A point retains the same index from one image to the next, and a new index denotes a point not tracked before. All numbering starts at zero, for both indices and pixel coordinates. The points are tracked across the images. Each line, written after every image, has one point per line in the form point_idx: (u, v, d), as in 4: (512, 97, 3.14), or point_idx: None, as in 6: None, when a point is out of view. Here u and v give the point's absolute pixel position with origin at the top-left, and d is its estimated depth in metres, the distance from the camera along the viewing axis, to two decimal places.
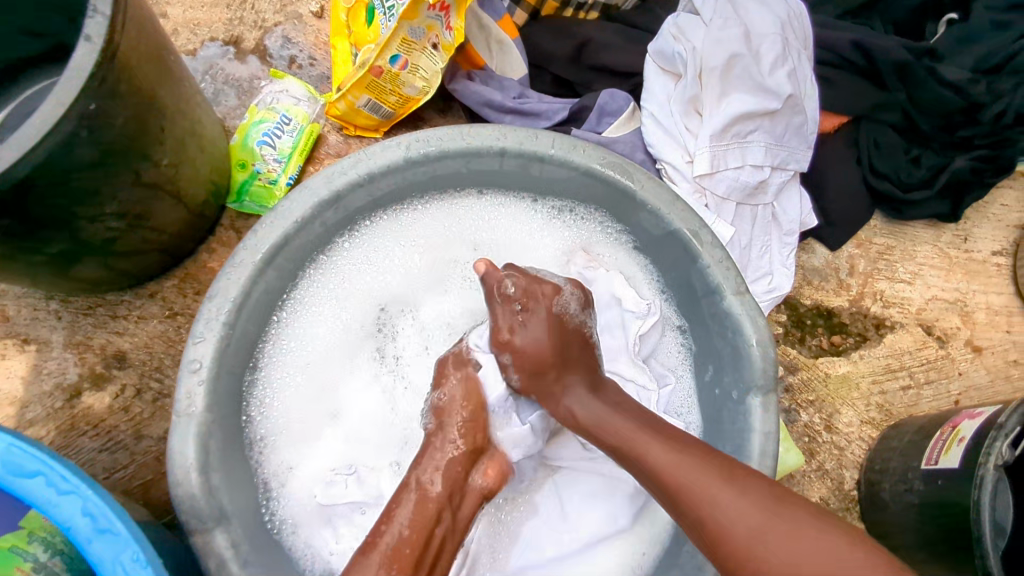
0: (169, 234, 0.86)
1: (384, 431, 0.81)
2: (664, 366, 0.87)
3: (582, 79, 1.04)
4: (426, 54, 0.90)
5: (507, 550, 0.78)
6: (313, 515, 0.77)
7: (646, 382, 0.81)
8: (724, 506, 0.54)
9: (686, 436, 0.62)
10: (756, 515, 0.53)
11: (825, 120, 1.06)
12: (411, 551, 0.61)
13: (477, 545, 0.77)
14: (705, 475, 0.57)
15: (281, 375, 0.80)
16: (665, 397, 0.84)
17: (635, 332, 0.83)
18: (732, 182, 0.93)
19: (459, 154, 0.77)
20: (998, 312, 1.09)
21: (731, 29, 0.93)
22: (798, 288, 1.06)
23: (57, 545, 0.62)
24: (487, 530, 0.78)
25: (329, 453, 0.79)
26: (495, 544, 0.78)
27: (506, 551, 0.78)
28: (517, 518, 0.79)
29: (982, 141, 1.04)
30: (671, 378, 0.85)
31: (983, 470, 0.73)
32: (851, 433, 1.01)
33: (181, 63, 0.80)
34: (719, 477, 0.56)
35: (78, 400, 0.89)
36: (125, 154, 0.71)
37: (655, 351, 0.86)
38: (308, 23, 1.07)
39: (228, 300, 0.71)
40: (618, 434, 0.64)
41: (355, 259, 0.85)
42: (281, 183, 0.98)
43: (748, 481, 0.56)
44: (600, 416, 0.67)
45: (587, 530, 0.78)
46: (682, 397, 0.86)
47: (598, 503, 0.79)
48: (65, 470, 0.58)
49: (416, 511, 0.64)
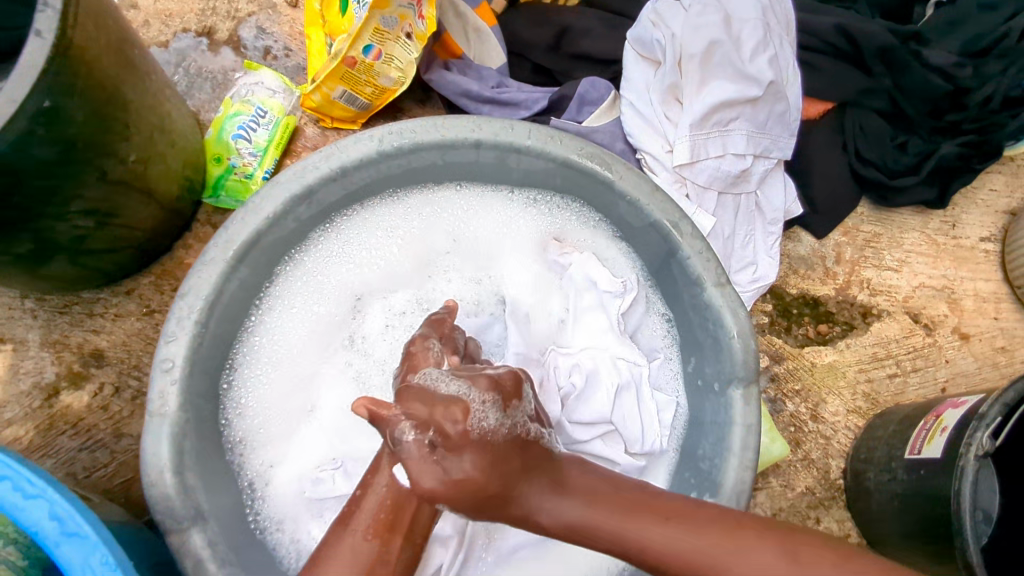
0: (142, 231, 0.85)
1: (368, 426, 0.80)
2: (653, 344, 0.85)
3: (562, 67, 1.02)
4: (400, 43, 0.89)
5: (501, 529, 0.75)
6: (298, 509, 0.76)
7: (634, 358, 0.80)
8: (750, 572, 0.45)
9: (656, 497, 0.50)
10: (778, 572, 0.45)
11: (809, 107, 1.05)
12: (388, 515, 0.53)
13: (472, 528, 0.74)
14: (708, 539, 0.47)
15: (259, 372, 0.79)
16: (653, 373, 0.83)
17: (617, 311, 0.82)
18: (713, 172, 0.92)
19: (434, 146, 0.75)
20: (986, 298, 1.08)
21: (710, 15, 0.92)
22: (784, 277, 1.05)
23: (10, 534, 0.61)
24: (482, 510, 0.76)
25: (312, 451, 0.79)
26: (489, 526, 0.76)
27: (501, 532, 0.75)
28: None
29: (970, 125, 1.02)
30: (659, 353, 0.84)
31: (964, 460, 0.73)
32: (837, 422, 1.01)
33: (147, 56, 0.78)
34: (720, 541, 0.47)
35: (56, 399, 0.88)
36: (88, 150, 0.70)
37: (638, 330, 0.85)
38: (282, 13, 1.05)
39: (200, 298, 0.69)
40: (594, 525, 0.50)
41: (331, 255, 0.83)
42: (257, 176, 0.96)
43: (765, 538, 0.46)
44: (579, 510, 0.50)
45: None
46: (671, 375, 0.84)
47: None
48: (31, 473, 0.56)
49: (398, 482, 0.58)
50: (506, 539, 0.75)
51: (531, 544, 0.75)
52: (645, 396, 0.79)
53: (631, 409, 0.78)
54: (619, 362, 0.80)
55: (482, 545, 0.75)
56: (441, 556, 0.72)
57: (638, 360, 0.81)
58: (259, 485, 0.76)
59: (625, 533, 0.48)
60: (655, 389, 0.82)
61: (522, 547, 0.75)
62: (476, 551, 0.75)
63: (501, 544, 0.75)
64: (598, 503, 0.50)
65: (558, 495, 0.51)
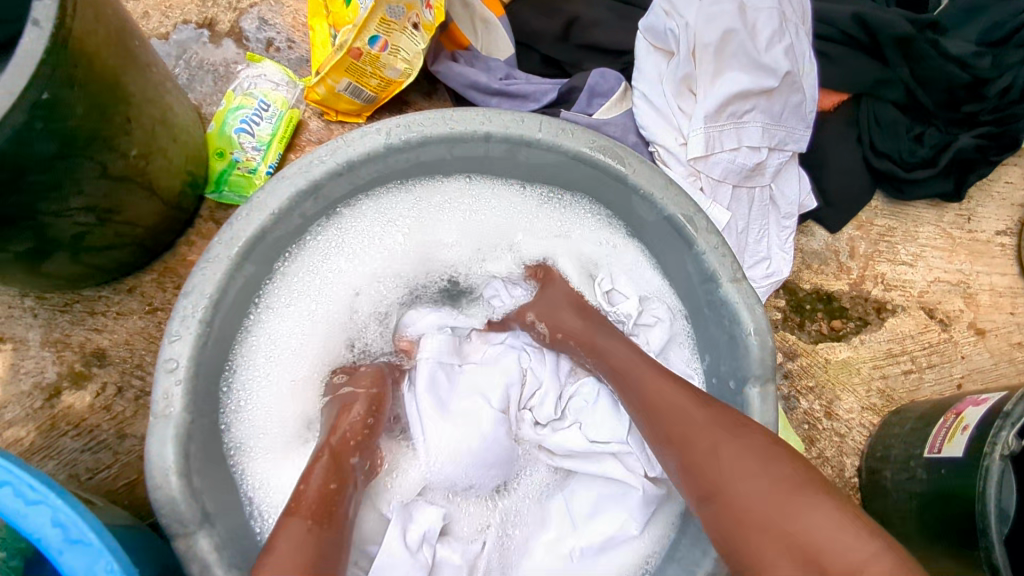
0: (143, 227, 0.83)
1: None
2: (680, 360, 0.82)
3: (571, 58, 1.00)
4: (407, 34, 0.87)
5: (515, 564, 0.76)
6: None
7: None
8: (733, 460, 0.57)
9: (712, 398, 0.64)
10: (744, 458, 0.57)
11: (825, 98, 1.02)
12: (329, 506, 0.63)
13: (486, 561, 0.74)
14: (717, 426, 0.60)
15: (262, 373, 0.77)
16: None
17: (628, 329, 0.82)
18: (728, 164, 0.90)
19: (443, 140, 0.73)
20: (1002, 293, 1.06)
21: (725, 4, 0.89)
22: (797, 272, 1.03)
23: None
24: (496, 537, 0.76)
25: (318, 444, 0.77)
26: (504, 556, 0.76)
27: (513, 560, 0.76)
28: (524, 530, 0.77)
29: (987, 116, 1.01)
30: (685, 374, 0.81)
31: (989, 460, 0.72)
32: (852, 419, 0.99)
33: (147, 47, 0.76)
34: (733, 436, 0.59)
35: (58, 399, 0.87)
36: (89, 144, 0.68)
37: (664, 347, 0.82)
38: (285, 4, 1.03)
39: (204, 297, 0.68)
40: (647, 386, 0.66)
41: (333, 250, 0.81)
42: (260, 171, 0.94)
43: (738, 424, 0.60)
44: (640, 368, 0.68)
45: (595, 536, 0.74)
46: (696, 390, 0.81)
47: (608, 506, 0.76)
48: (33, 479, 0.55)
49: (328, 477, 0.66)
50: (520, 572, 0.75)
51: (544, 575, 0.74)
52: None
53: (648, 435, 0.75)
54: None
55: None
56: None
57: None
58: (258, 495, 0.74)
59: (676, 397, 0.64)
60: None
61: None
62: None
63: (515, 575, 0.75)
64: (649, 371, 0.67)
65: (630, 359, 0.70)
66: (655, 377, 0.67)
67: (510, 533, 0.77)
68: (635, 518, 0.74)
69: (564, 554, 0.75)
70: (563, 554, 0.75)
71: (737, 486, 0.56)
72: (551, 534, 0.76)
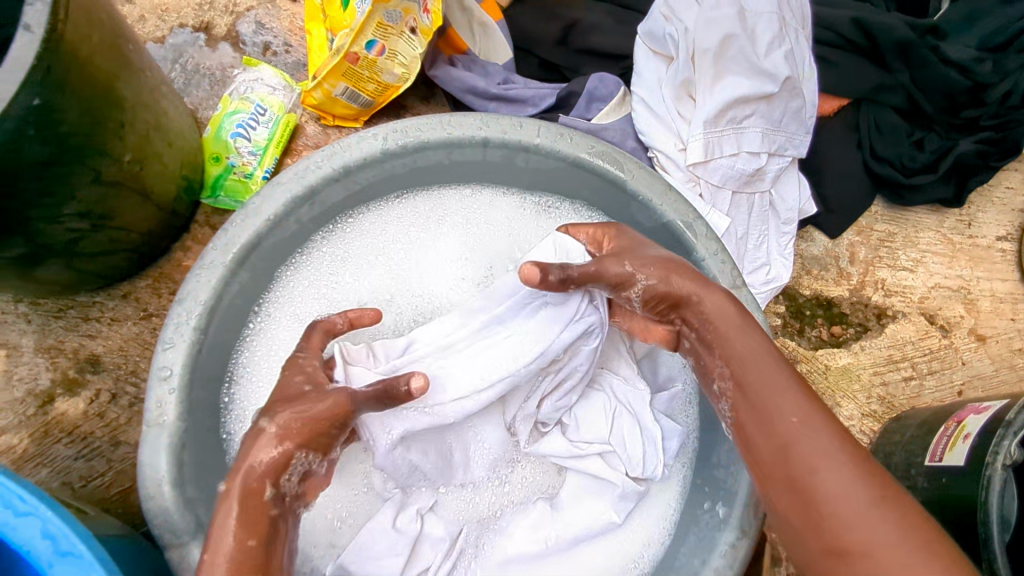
0: (139, 232, 0.82)
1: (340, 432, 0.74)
2: (671, 368, 0.81)
3: (569, 63, 1.00)
4: (404, 38, 0.87)
5: (491, 539, 0.74)
6: (321, 533, 0.71)
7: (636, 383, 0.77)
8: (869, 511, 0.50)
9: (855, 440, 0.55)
10: (868, 501, 0.50)
11: (824, 103, 1.03)
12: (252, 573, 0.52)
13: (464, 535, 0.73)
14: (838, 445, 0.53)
15: (257, 384, 0.74)
16: (665, 400, 0.78)
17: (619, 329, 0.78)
18: (727, 170, 0.89)
19: (441, 145, 0.73)
20: (1003, 299, 1.05)
21: (725, 8, 0.89)
22: (797, 278, 1.03)
23: None
24: (479, 520, 0.74)
25: None
26: (482, 535, 0.74)
27: (490, 545, 0.74)
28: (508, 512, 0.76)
29: (988, 122, 1.00)
30: (675, 381, 0.80)
31: (991, 470, 0.71)
32: (852, 426, 0.98)
33: (143, 52, 0.76)
34: (845, 451, 0.53)
35: (51, 407, 0.85)
36: (81, 150, 0.67)
37: (652, 352, 0.81)
38: (281, 7, 1.03)
39: (199, 304, 0.67)
40: (770, 398, 0.57)
41: (331, 257, 0.80)
42: (256, 176, 0.93)
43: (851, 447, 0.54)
44: (736, 338, 0.61)
45: (578, 527, 0.73)
46: (684, 403, 0.80)
47: (587, 501, 0.74)
48: (22, 490, 0.54)
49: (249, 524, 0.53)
50: (496, 550, 0.73)
51: (524, 559, 0.72)
52: (648, 421, 0.75)
53: (631, 436, 0.74)
54: (618, 386, 0.77)
55: (471, 555, 0.73)
56: (429, 557, 0.70)
57: (641, 386, 0.77)
58: None
59: (803, 409, 0.55)
60: (666, 415, 0.78)
61: (510, 563, 0.72)
62: (464, 559, 0.72)
63: (491, 556, 0.73)
64: (753, 339, 0.60)
65: (759, 368, 0.58)
66: (782, 376, 0.58)
67: (494, 515, 0.75)
68: (617, 516, 0.73)
69: (541, 539, 0.72)
70: (541, 538, 0.72)
71: (833, 506, 0.51)
72: (533, 517, 0.74)
